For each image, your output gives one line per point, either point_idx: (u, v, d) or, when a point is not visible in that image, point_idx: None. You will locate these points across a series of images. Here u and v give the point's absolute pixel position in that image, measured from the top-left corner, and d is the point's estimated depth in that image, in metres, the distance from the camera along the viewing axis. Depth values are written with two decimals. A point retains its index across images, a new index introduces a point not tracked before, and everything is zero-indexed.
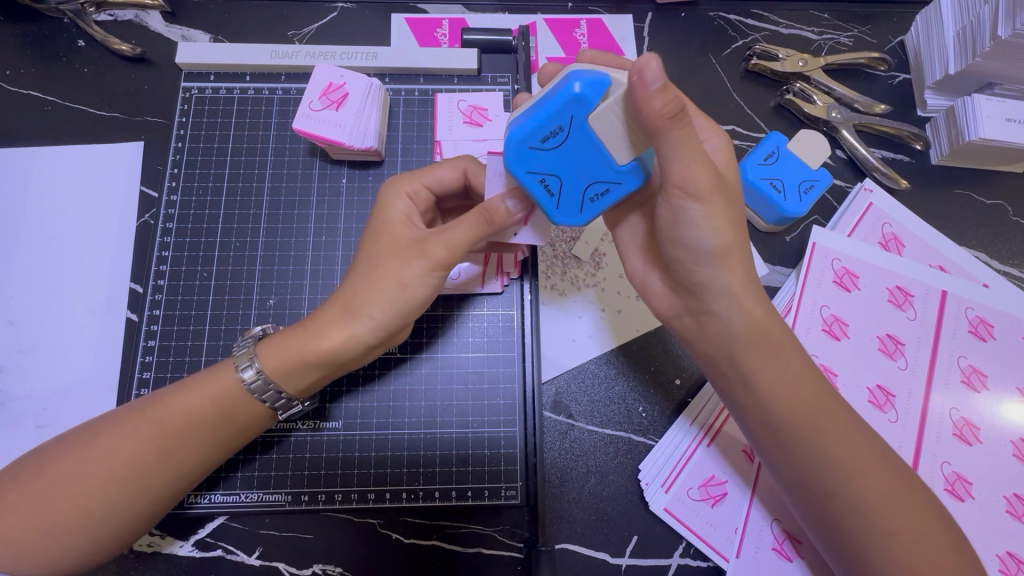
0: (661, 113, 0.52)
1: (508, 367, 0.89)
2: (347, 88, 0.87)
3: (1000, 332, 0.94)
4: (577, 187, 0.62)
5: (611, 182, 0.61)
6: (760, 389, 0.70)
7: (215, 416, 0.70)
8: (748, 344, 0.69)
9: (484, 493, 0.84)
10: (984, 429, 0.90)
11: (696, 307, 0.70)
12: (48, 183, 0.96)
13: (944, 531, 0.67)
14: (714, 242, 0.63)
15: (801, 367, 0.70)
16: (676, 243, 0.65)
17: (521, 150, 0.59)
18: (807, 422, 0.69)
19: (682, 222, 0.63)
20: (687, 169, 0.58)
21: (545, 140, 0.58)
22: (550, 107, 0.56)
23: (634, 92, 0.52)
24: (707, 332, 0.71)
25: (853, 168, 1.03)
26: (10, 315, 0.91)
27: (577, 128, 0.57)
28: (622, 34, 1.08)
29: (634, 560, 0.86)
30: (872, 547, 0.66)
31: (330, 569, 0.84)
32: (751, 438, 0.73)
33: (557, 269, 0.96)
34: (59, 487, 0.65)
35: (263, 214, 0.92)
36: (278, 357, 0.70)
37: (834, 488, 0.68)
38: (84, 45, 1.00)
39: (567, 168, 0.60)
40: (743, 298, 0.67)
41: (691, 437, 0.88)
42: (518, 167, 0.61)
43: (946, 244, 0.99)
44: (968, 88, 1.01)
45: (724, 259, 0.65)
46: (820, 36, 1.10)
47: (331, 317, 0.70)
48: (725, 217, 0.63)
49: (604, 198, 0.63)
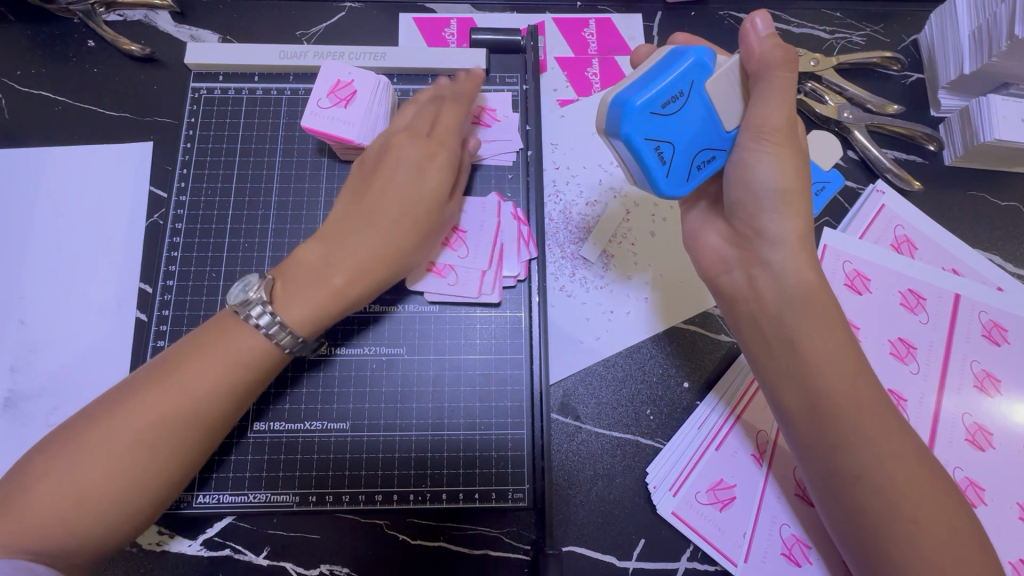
0: (765, 59, 0.67)
1: (516, 370, 0.89)
2: (355, 86, 0.87)
3: (1014, 336, 0.93)
4: (688, 155, 0.68)
5: (715, 148, 0.70)
6: (803, 358, 0.69)
7: (238, 375, 0.70)
8: (804, 302, 0.70)
9: (492, 495, 0.84)
10: (998, 435, 0.89)
11: (751, 258, 0.73)
12: (60, 183, 0.97)
13: (968, 525, 0.67)
14: (776, 184, 0.68)
15: (845, 345, 0.70)
16: (745, 186, 0.70)
17: (645, 115, 0.64)
18: (845, 398, 0.68)
19: (752, 165, 0.69)
20: (773, 113, 0.67)
21: (666, 105, 0.65)
22: (676, 74, 0.65)
23: (747, 41, 0.68)
24: (757, 286, 0.72)
25: (865, 169, 1.02)
26: (22, 314, 0.91)
27: (694, 93, 0.67)
28: (631, 33, 1.07)
29: (642, 563, 0.85)
30: (894, 534, 0.65)
31: (337, 569, 0.84)
32: (783, 416, 0.72)
33: (565, 270, 0.96)
34: (87, 456, 0.64)
35: (272, 215, 0.92)
36: (316, 313, 0.73)
37: (865, 470, 0.67)
38: (93, 45, 1.01)
39: (679, 134, 0.67)
40: (798, 252, 0.70)
41: (719, 415, 0.89)
42: (639, 133, 0.64)
43: (960, 247, 0.98)
44: (982, 88, 0.99)
45: (786, 203, 0.69)
46: (831, 36, 1.09)
47: (363, 283, 0.74)
48: (791, 162, 0.68)
49: (707, 166, 0.71)
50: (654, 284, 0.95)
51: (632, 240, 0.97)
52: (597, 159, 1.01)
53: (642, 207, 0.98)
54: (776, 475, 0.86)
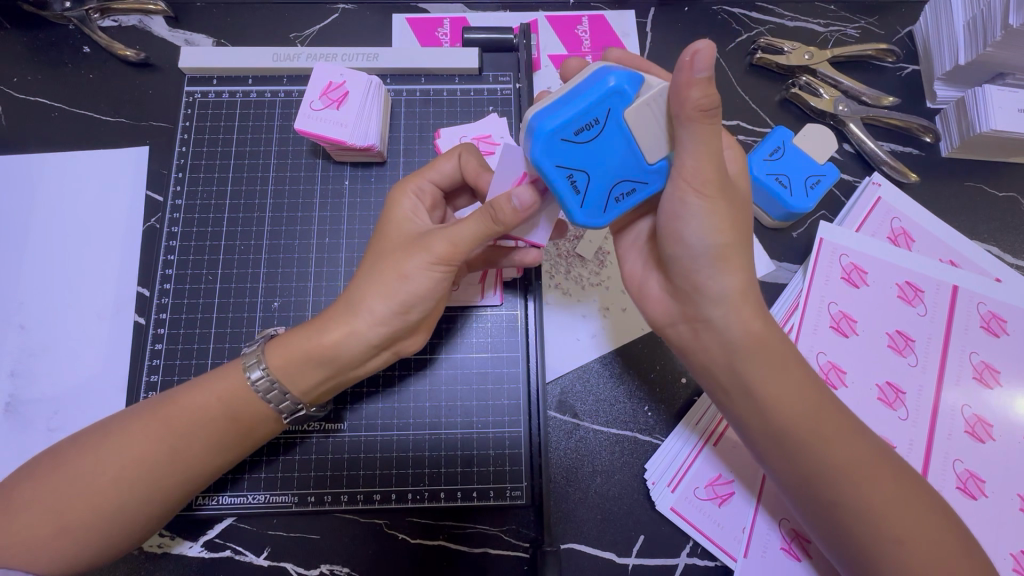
0: (697, 104, 0.56)
1: (512, 368, 0.89)
2: (347, 87, 0.87)
3: (1013, 327, 0.93)
4: (604, 186, 0.61)
5: (638, 180, 0.62)
6: (759, 402, 0.69)
7: (220, 410, 0.70)
8: (748, 354, 0.68)
9: (490, 494, 0.84)
10: (997, 426, 0.89)
11: (693, 314, 0.71)
12: (58, 189, 0.97)
13: (959, 537, 0.66)
14: (710, 243, 0.64)
15: (800, 375, 0.69)
16: (675, 239, 0.66)
17: (552, 140, 0.57)
18: (808, 434, 0.67)
19: (682, 217, 0.64)
20: (702, 164, 0.60)
21: (580, 131, 0.58)
22: (591, 99, 0.57)
23: (679, 76, 0.55)
24: (702, 339, 0.71)
25: (862, 162, 1.02)
26: (21, 320, 0.92)
27: (612, 121, 0.58)
28: (624, 29, 1.07)
29: (642, 560, 0.85)
30: (882, 559, 0.65)
31: (338, 569, 0.84)
32: (753, 451, 0.72)
33: (561, 268, 0.96)
34: (70, 485, 0.66)
35: (267, 217, 0.92)
36: (284, 356, 0.70)
37: (843, 498, 0.67)
38: (89, 52, 1.01)
39: (595, 163, 0.60)
40: (741, 306, 0.67)
41: (687, 445, 0.88)
42: (547, 159, 0.58)
43: (957, 238, 0.97)
44: (978, 79, 0.99)
45: (723, 261, 0.65)
46: (826, 28, 1.08)
47: (334, 314, 0.71)
48: (723, 216, 0.63)
49: (628, 199, 0.63)
50: None
51: None
52: None
53: None
54: None
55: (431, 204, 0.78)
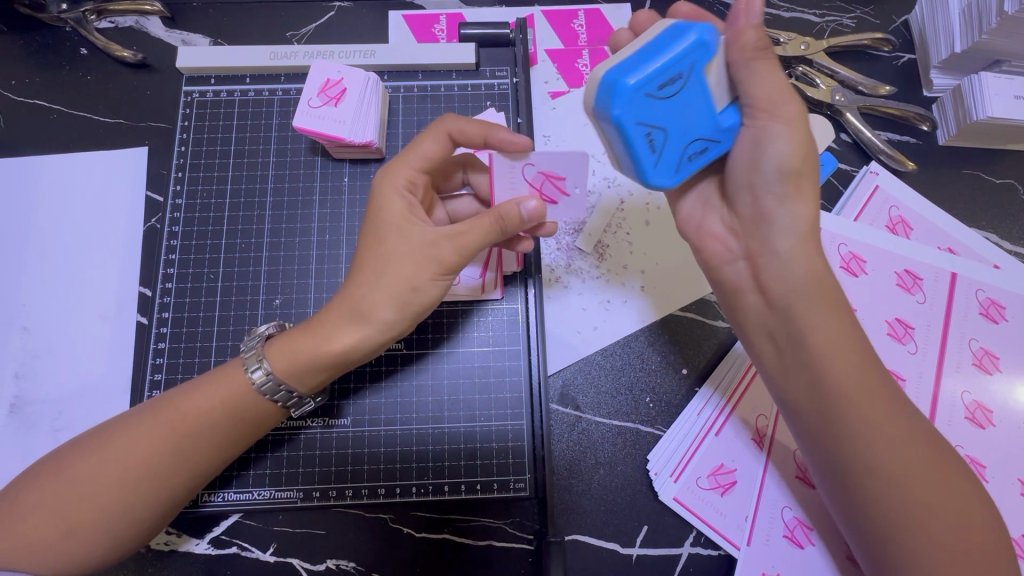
0: (754, 46, 0.61)
1: (514, 361, 0.89)
2: (345, 84, 0.87)
3: (1012, 314, 0.93)
4: (680, 143, 0.63)
5: (708, 138, 0.65)
6: (808, 351, 0.68)
7: (217, 411, 0.70)
8: (807, 294, 0.68)
9: (493, 486, 0.85)
10: (997, 412, 0.89)
11: (755, 248, 0.71)
12: (57, 191, 0.97)
13: (981, 504, 0.67)
14: (788, 165, 0.65)
15: (852, 336, 0.68)
16: (752, 167, 0.67)
17: (640, 94, 0.58)
18: (853, 388, 0.67)
19: (764, 143, 0.65)
20: (780, 92, 0.62)
21: (662, 87, 0.59)
22: (675, 54, 0.59)
23: (733, 25, 0.61)
24: (762, 277, 0.71)
25: (858, 151, 1.02)
26: (24, 322, 0.92)
27: (693, 77, 0.61)
28: (620, 23, 1.07)
29: (645, 550, 0.86)
30: (908, 521, 0.65)
31: (344, 564, 0.85)
32: (794, 404, 0.71)
33: (562, 261, 0.96)
34: (77, 487, 0.66)
35: (267, 215, 0.93)
36: (288, 359, 0.70)
37: (874, 461, 0.66)
38: (86, 53, 1.01)
39: (676, 120, 0.61)
40: (807, 237, 0.68)
41: (705, 420, 0.88)
42: (636, 113, 0.58)
43: (955, 226, 0.98)
44: (974, 66, 0.99)
45: (795, 186, 0.66)
46: (822, 19, 1.08)
47: (338, 321, 0.70)
48: (802, 141, 0.65)
49: (698, 158, 0.65)
50: (650, 273, 0.95)
51: (628, 229, 0.97)
52: (589, 150, 1.01)
53: (637, 195, 0.99)
54: (777, 457, 0.86)
55: (423, 193, 0.76)
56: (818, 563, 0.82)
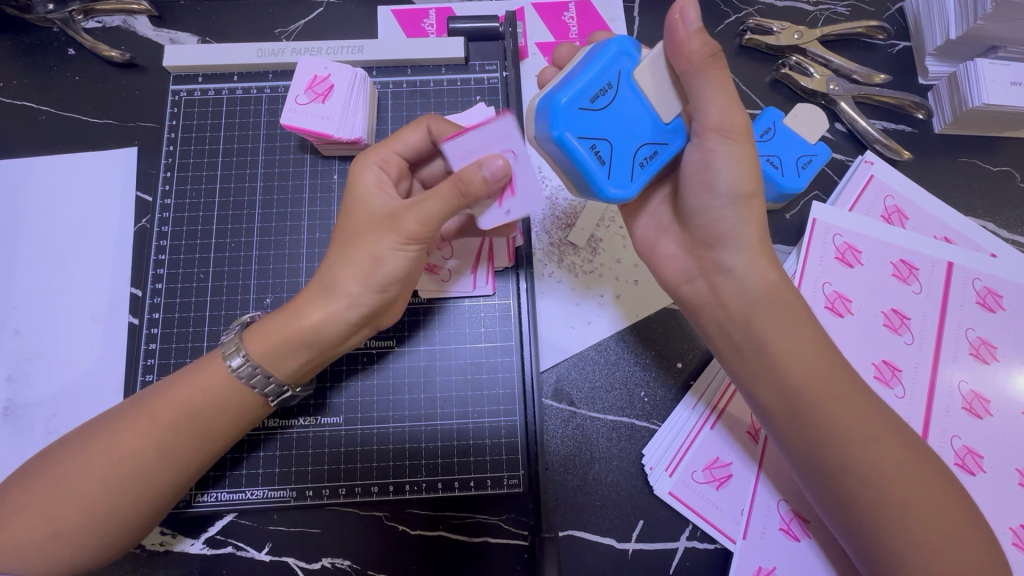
0: (699, 53, 0.61)
1: (506, 357, 0.89)
2: (332, 80, 0.87)
3: (1009, 303, 0.92)
4: (627, 151, 0.65)
5: (657, 142, 0.66)
6: (774, 359, 0.69)
7: (201, 404, 0.70)
8: (766, 305, 0.70)
9: (486, 483, 0.84)
10: (995, 402, 0.88)
11: (709, 266, 0.73)
12: (47, 194, 0.97)
13: (960, 500, 0.66)
14: (736, 189, 0.66)
15: (811, 340, 0.70)
16: (704, 188, 0.68)
17: (572, 111, 0.62)
18: (820, 393, 0.67)
19: (712, 163, 0.66)
20: (726, 113, 0.63)
21: (595, 100, 0.63)
22: (599, 67, 0.62)
23: (674, 33, 0.60)
24: (721, 293, 0.72)
25: (853, 141, 1.01)
26: (16, 325, 0.92)
27: (623, 86, 0.64)
28: (611, 14, 1.05)
29: (641, 545, 0.86)
30: (885, 522, 0.65)
31: (339, 562, 0.85)
32: (762, 412, 0.72)
33: (553, 257, 0.96)
34: (62, 487, 0.66)
35: (257, 213, 0.92)
36: (263, 341, 0.70)
37: (848, 461, 0.66)
38: (74, 53, 1.01)
39: (613, 132, 0.64)
40: (757, 256, 0.70)
41: (701, 412, 0.88)
42: (568, 130, 0.62)
43: (952, 215, 0.97)
44: (969, 53, 0.98)
45: (745, 207, 0.67)
46: (815, 7, 1.07)
47: (311, 297, 0.71)
48: (749, 161, 0.66)
49: (651, 163, 0.66)
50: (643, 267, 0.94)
51: (620, 225, 0.96)
52: None
53: None
54: (772, 450, 0.86)
55: (397, 175, 0.76)
56: (815, 557, 0.82)
